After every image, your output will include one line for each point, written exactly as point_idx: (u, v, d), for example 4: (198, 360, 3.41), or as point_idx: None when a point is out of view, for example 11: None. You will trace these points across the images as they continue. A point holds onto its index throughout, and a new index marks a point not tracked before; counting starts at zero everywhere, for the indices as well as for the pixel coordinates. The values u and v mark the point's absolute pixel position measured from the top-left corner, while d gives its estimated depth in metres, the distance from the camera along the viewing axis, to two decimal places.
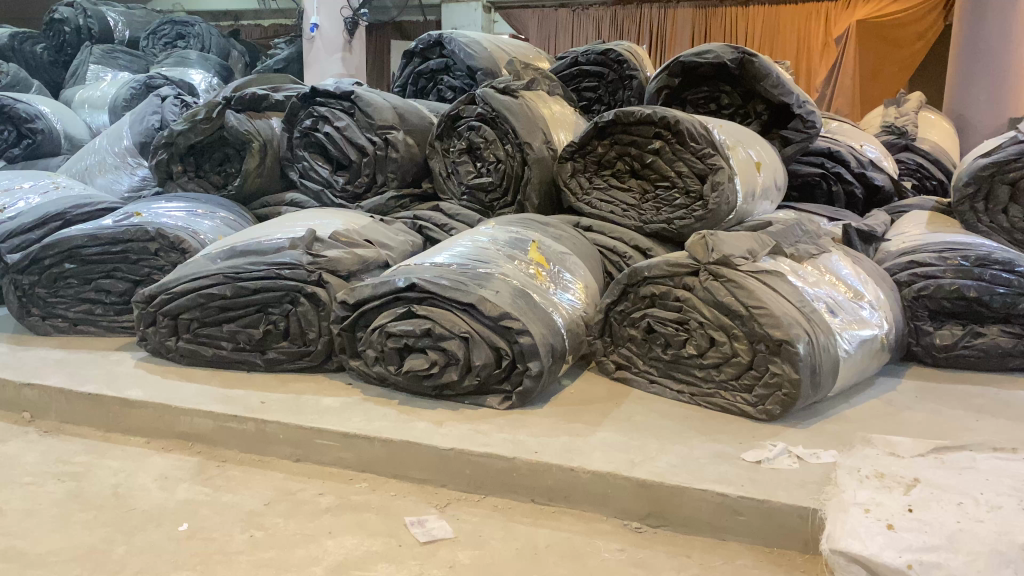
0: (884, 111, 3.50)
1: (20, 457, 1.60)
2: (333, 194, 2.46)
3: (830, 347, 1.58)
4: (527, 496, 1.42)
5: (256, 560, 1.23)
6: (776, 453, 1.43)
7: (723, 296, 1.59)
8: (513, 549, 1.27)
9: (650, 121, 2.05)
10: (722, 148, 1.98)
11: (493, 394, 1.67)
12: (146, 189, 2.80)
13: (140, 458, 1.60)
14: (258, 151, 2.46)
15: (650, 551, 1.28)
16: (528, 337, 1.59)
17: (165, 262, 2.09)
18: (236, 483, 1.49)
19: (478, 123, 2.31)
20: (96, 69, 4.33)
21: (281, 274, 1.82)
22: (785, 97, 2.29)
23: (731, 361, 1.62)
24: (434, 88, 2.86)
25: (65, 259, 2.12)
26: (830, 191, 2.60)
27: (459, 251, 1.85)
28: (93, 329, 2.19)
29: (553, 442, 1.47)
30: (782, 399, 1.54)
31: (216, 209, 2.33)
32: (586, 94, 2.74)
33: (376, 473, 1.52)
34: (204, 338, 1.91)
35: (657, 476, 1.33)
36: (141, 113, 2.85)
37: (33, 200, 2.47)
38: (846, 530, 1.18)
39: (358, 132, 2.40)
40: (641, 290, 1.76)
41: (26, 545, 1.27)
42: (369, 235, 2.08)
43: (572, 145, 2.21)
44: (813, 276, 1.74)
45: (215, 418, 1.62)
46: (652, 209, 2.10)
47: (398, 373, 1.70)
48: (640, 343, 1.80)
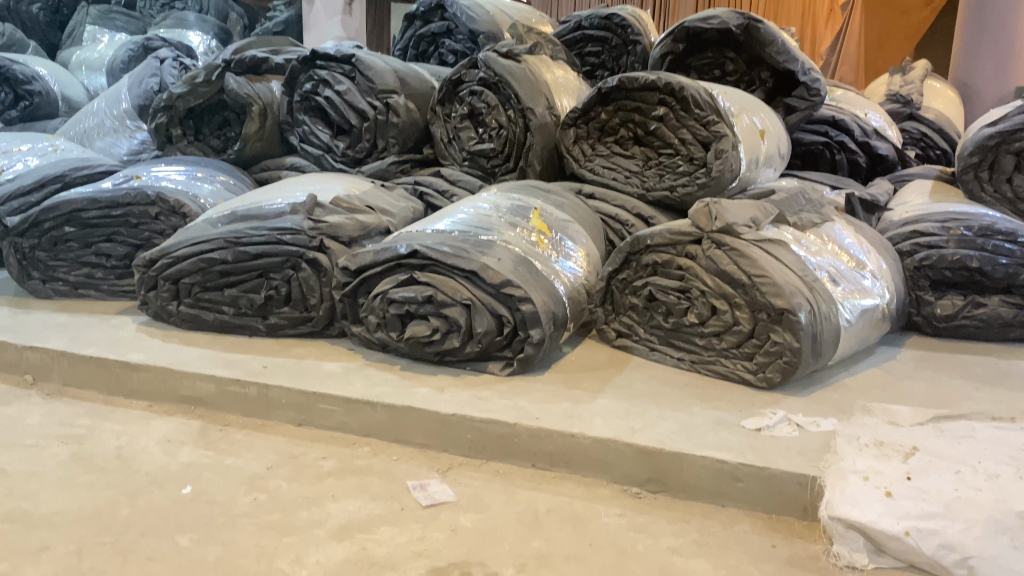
0: (888, 79, 3.47)
1: (24, 419, 1.61)
2: (333, 158, 2.44)
3: (831, 316, 1.58)
4: (528, 461, 1.43)
5: (260, 522, 1.24)
6: (776, 421, 1.44)
7: (725, 264, 1.59)
8: (514, 514, 1.28)
9: (654, 87, 2.03)
10: (727, 114, 1.96)
11: (494, 361, 1.68)
12: (145, 153, 2.79)
13: (143, 421, 1.61)
14: (259, 114, 2.44)
15: (650, 516, 1.29)
16: (530, 304, 1.59)
17: (165, 226, 2.08)
18: (238, 447, 1.50)
19: (480, 88, 2.28)
20: (93, 30, 4.27)
21: (282, 239, 1.81)
22: (790, 64, 2.27)
23: (733, 330, 1.62)
24: (435, 52, 2.83)
25: (65, 222, 2.11)
26: (834, 160, 2.58)
27: (461, 217, 1.84)
28: (94, 292, 2.19)
29: (554, 409, 1.48)
30: (782, 367, 1.55)
31: (216, 172, 2.32)
32: (589, 59, 2.71)
33: (378, 438, 1.53)
34: (206, 302, 1.91)
35: (657, 443, 1.34)
36: (139, 75, 2.82)
37: (31, 162, 2.46)
38: (845, 497, 1.20)
39: (358, 96, 2.36)
40: (643, 258, 1.75)
41: (32, 507, 1.28)
42: (371, 200, 2.07)
43: (575, 111, 2.19)
44: (815, 245, 1.74)
45: (217, 382, 1.63)
46: (655, 176, 2.09)
47: (400, 340, 1.70)
48: (641, 311, 1.80)
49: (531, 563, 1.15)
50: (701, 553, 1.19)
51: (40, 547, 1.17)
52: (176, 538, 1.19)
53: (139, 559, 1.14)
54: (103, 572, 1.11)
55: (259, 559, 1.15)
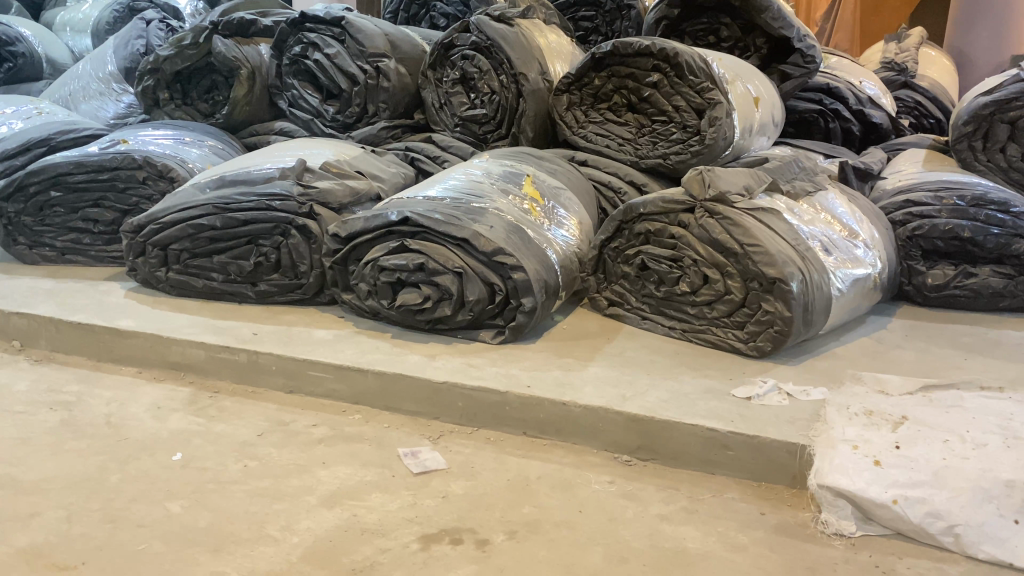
0: (883, 47, 3.43)
1: (12, 385, 1.60)
2: (323, 124, 2.42)
3: (823, 285, 1.58)
4: (518, 428, 1.43)
5: (251, 489, 1.24)
6: (766, 389, 1.44)
7: (718, 233, 1.58)
8: (504, 481, 1.28)
9: (648, 53, 2.01)
10: (721, 81, 1.94)
11: (486, 329, 1.68)
12: (132, 117, 2.74)
13: (132, 387, 1.60)
14: (247, 77, 2.41)
15: (640, 483, 1.30)
16: (521, 272, 1.58)
17: (153, 190, 2.06)
18: (229, 414, 1.50)
19: (472, 52, 2.25)
20: None
21: (272, 205, 1.79)
22: (784, 31, 2.25)
23: (724, 299, 1.62)
24: (427, 15, 2.79)
25: (50, 186, 2.08)
26: (828, 128, 2.56)
27: (452, 184, 1.82)
28: (82, 258, 2.17)
29: (545, 377, 1.48)
30: (773, 336, 1.55)
31: (204, 136, 2.29)
32: (583, 24, 2.68)
33: (369, 406, 1.52)
34: (194, 269, 1.90)
35: (648, 411, 1.34)
36: (125, 37, 2.77)
37: (16, 125, 2.42)
38: (834, 465, 1.21)
39: (348, 60, 2.32)
40: (635, 227, 1.74)
41: (21, 473, 1.27)
42: (361, 166, 2.05)
43: (568, 77, 2.17)
44: (808, 214, 1.73)
45: (207, 348, 1.62)
46: (649, 144, 2.07)
47: (391, 308, 1.69)
48: (633, 280, 1.79)
49: (521, 530, 1.15)
50: (690, 520, 1.20)
51: (30, 513, 1.16)
52: (167, 505, 1.19)
53: (129, 525, 1.14)
54: (93, 538, 1.11)
55: (250, 525, 1.15)
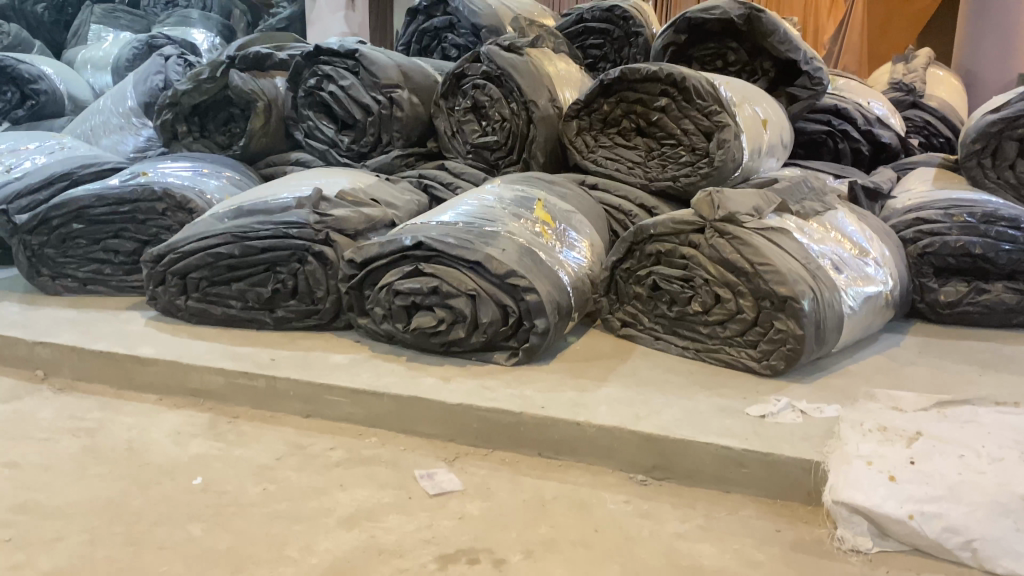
0: (890, 68, 3.45)
1: (35, 414, 1.62)
2: (338, 153, 2.47)
3: (834, 303, 1.59)
4: (534, 450, 1.44)
5: (270, 512, 1.26)
6: (780, 407, 1.45)
7: (729, 253, 1.60)
8: (520, 501, 1.29)
9: (656, 78, 2.04)
10: (729, 104, 1.97)
11: (499, 351, 1.69)
12: (151, 150, 2.80)
13: (153, 414, 1.63)
14: (264, 110, 2.45)
15: (655, 502, 1.31)
16: (534, 294, 1.60)
17: (173, 221, 2.10)
18: (247, 438, 1.52)
19: (483, 81, 2.29)
20: (97, 29, 4.22)
21: (289, 233, 1.83)
22: (791, 54, 2.28)
23: (736, 318, 1.63)
24: (438, 46, 2.84)
25: (73, 219, 2.13)
26: (837, 149, 2.59)
27: (465, 209, 1.85)
28: (103, 288, 2.21)
29: (559, 398, 1.49)
30: (786, 354, 1.56)
31: (222, 168, 2.33)
32: (592, 51, 2.72)
33: (386, 428, 1.54)
34: (213, 297, 1.93)
35: (663, 430, 1.35)
36: (144, 73, 2.83)
37: (38, 160, 2.49)
38: (848, 481, 1.21)
39: (362, 91, 2.37)
40: (646, 248, 1.76)
41: (45, 498, 1.30)
42: (375, 193, 2.08)
43: (577, 103, 2.20)
44: (818, 233, 1.74)
45: (226, 374, 1.64)
46: (658, 166, 2.10)
47: (405, 331, 1.72)
48: (645, 301, 1.81)
49: (538, 549, 1.16)
50: (706, 538, 1.20)
51: (54, 537, 1.19)
52: (188, 528, 1.21)
53: (151, 548, 1.16)
54: (116, 561, 1.13)
55: (269, 547, 1.16)
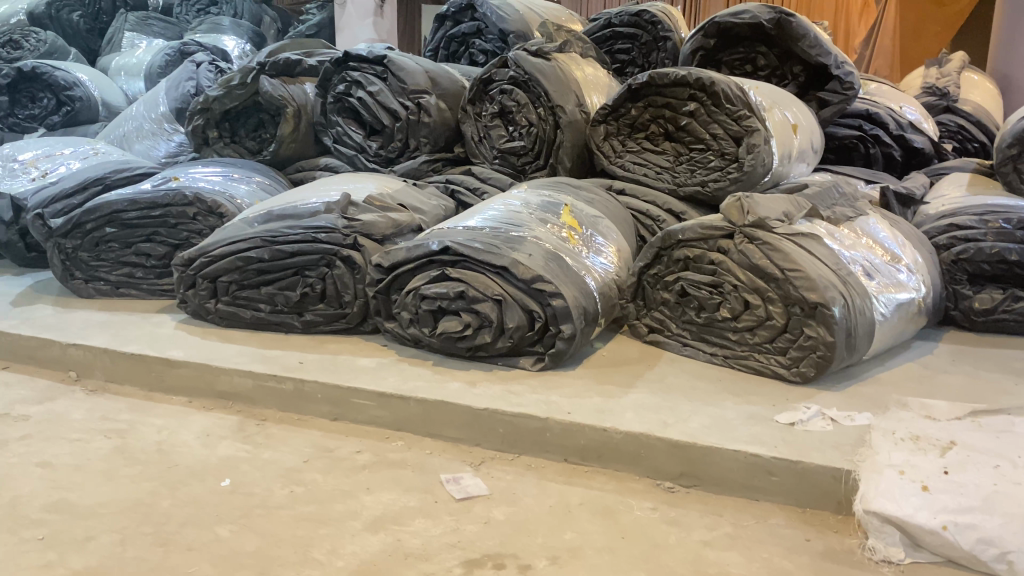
0: (924, 72, 3.40)
1: (68, 415, 1.65)
2: (366, 159, 2.48)
3: (865, 310, 1.57)
4: (560, 455, 1.44)
5: (296, 514, 1.26)
6: (810, 415, 1.43)
7: (758, 258, 1.58)
8: (546, 507, 1.29)
9: (684, 82, 2.03)
10: (758, 109, 1.96)
11: (526, 356, 1.69)
12: (182, 155, 2.84)
13: (182, 416, 1.64)
14: (293, 115, 2.48)
15: (682, 509, 1.29)
16: (560, 300, 1.60)
17: (203, 226, 2.12)
18: (275, 440, 1.53)
19: (510, 86, 2.29)
20: (131, 37, 4.27)
21: (317, 238, 1.84)
22: (823, 58, 2.26)
23: (766, 324, 1.61)
24: (466, 52, 2.85)
25: (106, 223, 2.16)
26: (868, 154, 2.56)
27: (491, 214, 1.85)
28: (135, 292, 2.24)
29: (586, 403, 1.49)
30: (816, 361, 1.54)
31: (252, 173, 2.36)
32: (619, 56, 2.72)
33: (411, 432, 1.54)
34: (243, 300, 1.95)
35: (690, 437, 1.34)
36: (176, 79, 2.87)
37: (73, 165, 2.54)
38: (880, 490, 1.19)
39: (390, 97, 2.39)
40: (675, 253, 1.75)
41: (77, 498, 1.31)
42: (403, 199, 2.08)
43: (605, 108, 2.20)
44: (849, 239, 1.72)
45: (254, 377, 1.66)
46: (687, 171, 2.08)
47: (432, 335, 1.72)
48: (673, 306, 1.79)
49: (563, 556, 1.16)
50: (733, 546, 1.19)
51: (85, 537, 1.20)
52: (216, 529, 1.22)
53: (180, 548, 1.17)
54: (145, 561, 1.14)
55: (296, 549, 1.17)
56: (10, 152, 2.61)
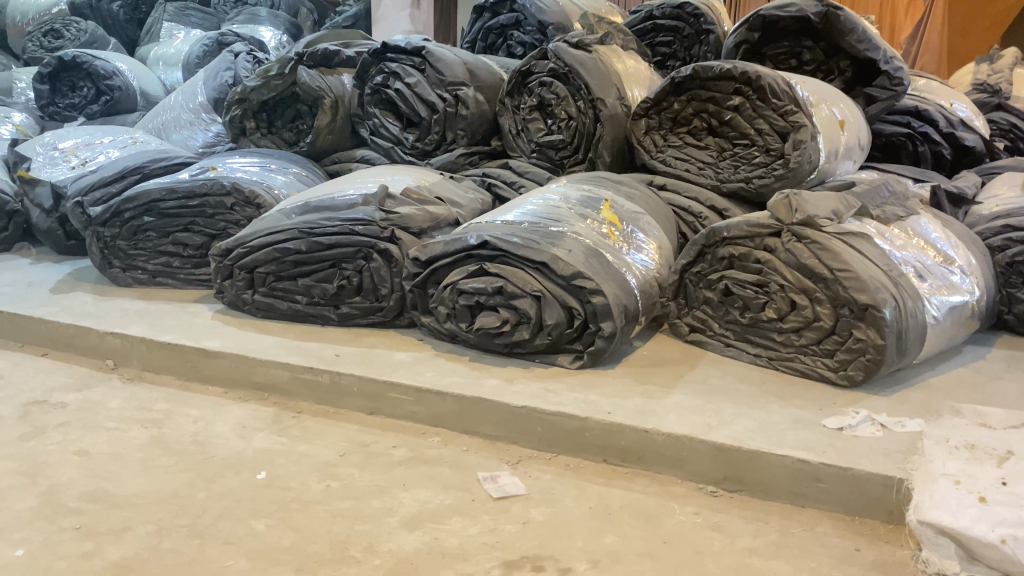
0: (975, 68, 3.30)
1: (105, 403, 1.64)
2: (403, 151, 2.46)
3: (917, 313, 1.52)
4: (599, 456, 1.40)
5: (333, 510, 1.25)
6: (859, 420, 1.38)
7: (806, 258, 1.54)
8: (586, 509, 1.26)
9: (729, 76, 1.99)
10: (805, 104, 1.91)
11: (564, 354, 1.66)
12: (219, 146, 2.85)
13: (218, 407, 1.64)
14: (331, 107, 2.47)
15: (726, 515, 1.26)
16: (601, 297, 1.56)
17: (240, 216, 2.12)
18: (311, 434, 1.51)
19: (550, 79, 2.26)
20: (169, 27, 4.30)
21: (354, 230, 1.82)
22: (870, 53, 2.20)
23: (813, 326, 1.57)
24: (504, 44, 2.81)
25: (144, 212, 2.16)
26: (917, 152, 2.49)
27: (530, 209, 1.82)
28: (171, 281, 2.24)
29: (626, 403, 1.45)
30: (865, 365, 1.50)
31: (289, 164, 2.35)
32: (660, 49, 2.67)
33: (448, 428, 1.52)
34: (279, 292, 1.94)
35: (735, 440, 1.30)
36: (214, 69, 2.88)
37: (112, 154, 2.55)
38: (935, 501, 1.15)
39: (428, 88, 2.37)
40: (719, 250, 1.70)
41: (114, 487, 1.31)
42: (440, 192, 2.06)
43: (647, 101, 2.16)
44: (900, 239, 1.67)
45: (290, 369, 1.64)
46: (730, 167, 2.04)
47: (469, 331, 1.70)
48: (715, 306, 1.75)
49: (605, 560, 1.13)
50: (780, 554, 1.15)
51: (122, 527, 1.19)
52: (252, 523, 1.21)
53: (216, 542, 1.16)
54: (182, 554, 1.13)
55: (332, 546, 1.15)
56: (51, 141, 2.63)
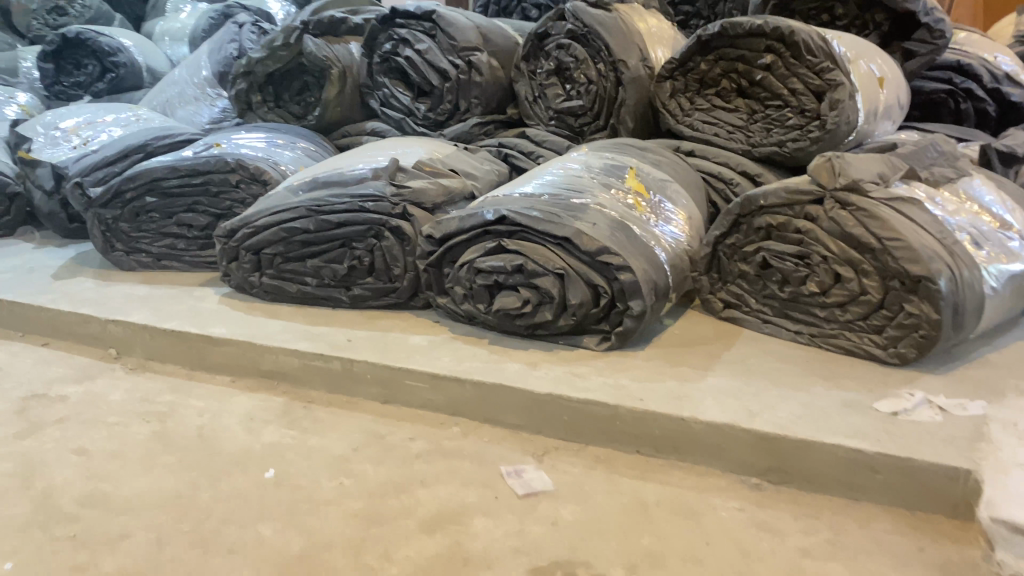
0: (1016, 19, 3.12)
1: (107, 396, 1.56)
2: (415, 122, 2.35)
3: (975, 283, 1.40)
4: (632, 446, 1.30)
5: (345, 511, 1.16)
6: (915, 403, 1.27)
7: (852, 227, 1.42)
8: (619, 506, 1.16)
9: (761, 32, 1.84)
10: (843, 61, 1.77)
11: (590, 335, 1.56)
12: (226, 121, 2.74)
13: (226, 398, 1.55)
14: (339, 77, 2.36)
15: (774, 511, 1.15)
16: (629, 273, 1.45)
17: (246, 194, 2.02)
18: (323, 426, 1.42)
19: (568, 41, 2.13)
20: (176, 1, 4.17)
21: (364, 207, 1.71)
22: (910, 5, 2.05)
23: (859, 300, 1.45)
24: (518, 6, 2.68)
25: (146, 192, 2.06)
26: (959, 109, 2.34)
27: (550, 180, 1.70)
28: (177, 264, 2.15)
29: (659, 388, 1.35)
30: (917, 342, 1.39)
31: (297, 139, 2.25)
32: (682, 7, 2.52)
33: (468, 418, 1.42)
34: (288, 274, 1.85)
35: (780, 428, 1.20)
36: (219, 41, 2.77)
37: (114, 132, 2.46)
38: (1008, 495, 1.04)
39: (439, 55, 2.24)
40: (755, 220, 1.58)
41: (113, 489, 1.22)
42: (454, 164, 1.95)
43: (672, 62, 2.02)
44: (952, 204, 1.54)
45: (300, 357, 1.55)
46: (762, 131, 1.91)
47: (488, 312, 1.60)
48: (752, 280, 1.63)
49: (641, 565, 1.03)
50: (834, 556, 1.05)
51: (120, 535, 1.11)
52: (259, 528, 1.12)
53: (219, 550, 1.07)
54: (182, 564, 1.04)
55: (346, 552, 1.06)
56: (51, 120, 2.55)
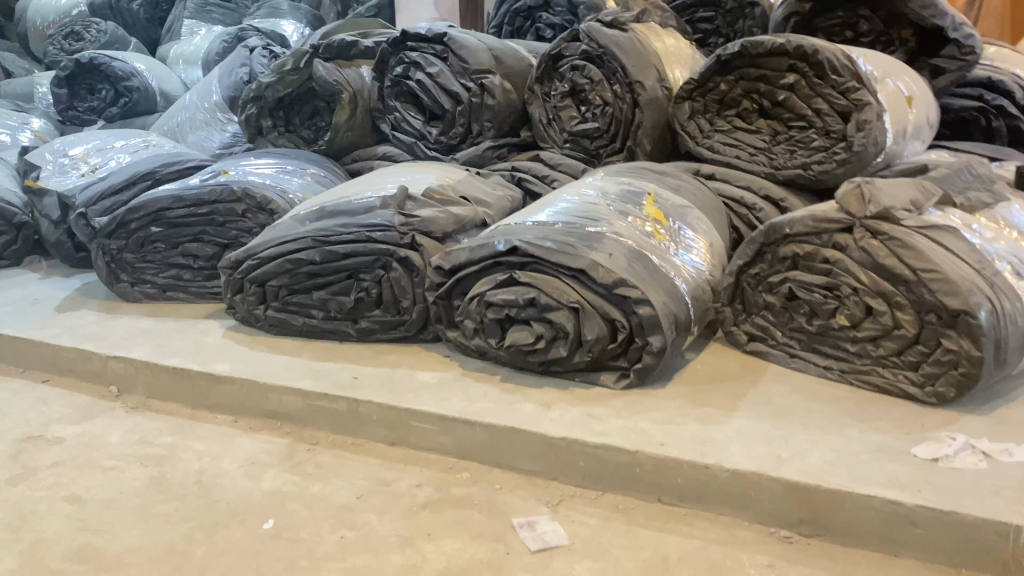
0: None
1: (105, 437, 1.50)
2: (426, 146, 2.29)
3: (1017, 317, 1.31)
4: (652, 494, 1.23)
5: (346, 569, 1.09)
6: (956, 448, 1.19)
7: (884, 257, 1.34)
8: (639, 562, 1.08)
9: (782, 51, 1.77)
10: (869, 80, 1.70)
11: (608, 371, 1.48)
12: (236, 146, 2.70)
13: (227, 439, 1.49)
14: (349, 102, 2.30)
15: (806, 568, 1.07)
16: (648, 307, 1.37)
17: (253, 224, 1.96)
18: (326, 471, 1.36)
19: (583, 62, 2.07)
20: (190, 25, 4.15)
21: (372, 237, 1.65)
22: (938, 20, 1.97)
23: (893, 334, 1.37)
24: (532, 27, 2.63)
25: (151, 221, 2.01)
26: (990, 127, 2.26)
27: (564, 207, 1.64)
28: (183, 295, 2.10)
29: (681, 432, 1.27)
30: (956, 380, 1.30)
31: (307, 165, 2.20)
32: (702, 25, 2.45)
33: (479, 462, 1.35)
34: (294, 306, 1.79)
35: (811, 478, 1.11)
36: (230, 65, 2.73)
37: (123, 159, 2.42)
38: None
39: (451, 78, 2.19)
40: (781, 249, 1.50)
41: (104, 542, 1.16)
42: (465, 191, 1.88)
43: (690, 83, 1.95)
44: (990, 231, 1.45)
45: (304, 396, 1.48)
46: (785, 153, 1.84)
47: (500, 348, 1.53)
48: (777, 312, 1.55)
49: None
50: None
51: None
52: None
53: None
54: None
55: None
56: (60, 147, 2.52)
